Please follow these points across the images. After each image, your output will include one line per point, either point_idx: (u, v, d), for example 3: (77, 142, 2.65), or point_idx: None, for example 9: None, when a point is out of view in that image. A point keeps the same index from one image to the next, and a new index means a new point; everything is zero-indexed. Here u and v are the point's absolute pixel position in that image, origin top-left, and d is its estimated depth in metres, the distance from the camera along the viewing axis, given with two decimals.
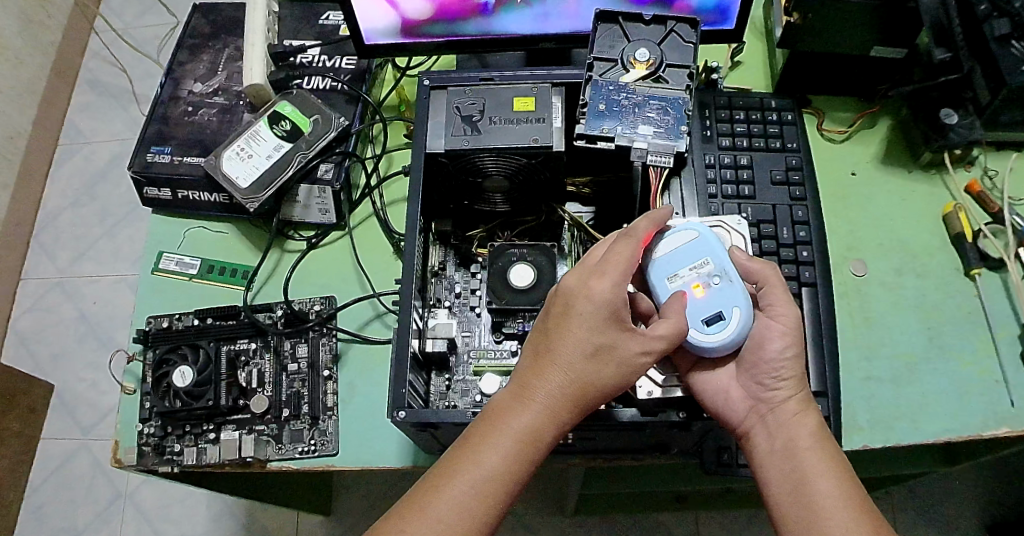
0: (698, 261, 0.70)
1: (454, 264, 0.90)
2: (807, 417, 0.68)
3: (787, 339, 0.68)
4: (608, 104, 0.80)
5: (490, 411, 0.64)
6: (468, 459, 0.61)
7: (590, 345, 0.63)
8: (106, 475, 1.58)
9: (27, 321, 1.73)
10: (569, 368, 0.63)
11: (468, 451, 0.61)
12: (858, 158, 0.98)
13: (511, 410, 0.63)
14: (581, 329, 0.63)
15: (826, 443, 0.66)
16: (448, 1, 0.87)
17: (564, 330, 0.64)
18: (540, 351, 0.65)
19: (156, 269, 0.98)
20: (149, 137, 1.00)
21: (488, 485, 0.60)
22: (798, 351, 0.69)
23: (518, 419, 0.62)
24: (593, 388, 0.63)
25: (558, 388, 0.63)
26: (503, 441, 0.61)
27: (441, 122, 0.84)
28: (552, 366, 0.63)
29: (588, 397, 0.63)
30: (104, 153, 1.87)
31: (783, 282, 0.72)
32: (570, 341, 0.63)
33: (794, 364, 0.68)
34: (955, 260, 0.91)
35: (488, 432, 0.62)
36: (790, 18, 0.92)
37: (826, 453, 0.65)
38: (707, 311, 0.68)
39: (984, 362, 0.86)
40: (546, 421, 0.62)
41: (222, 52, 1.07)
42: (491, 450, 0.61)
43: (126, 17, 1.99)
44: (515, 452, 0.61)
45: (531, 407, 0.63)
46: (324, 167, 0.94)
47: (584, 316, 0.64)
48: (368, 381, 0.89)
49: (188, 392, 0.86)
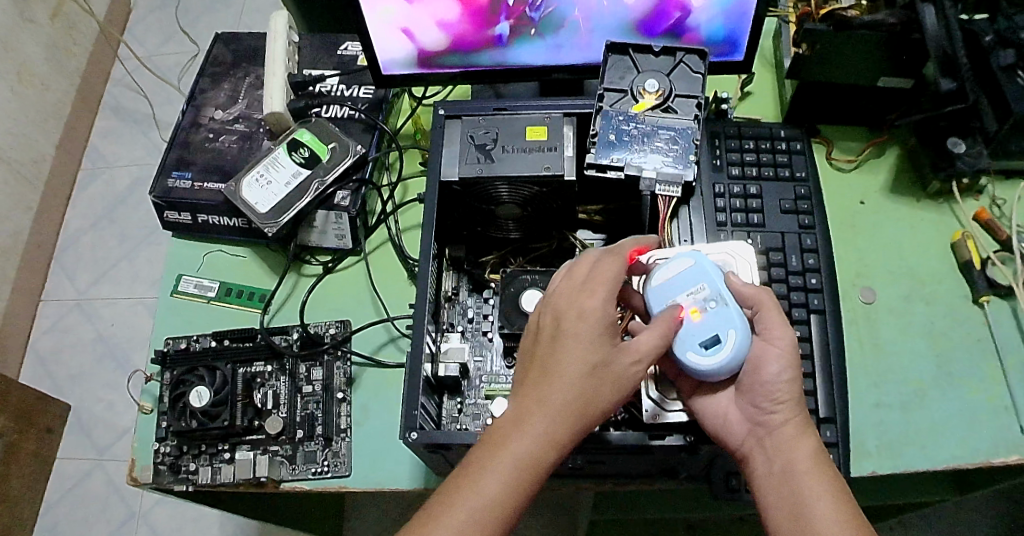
0: (694, 286, 0.71)
1: (467, 290, 0.91)
2: (811, 440, 0.68)
3: (784, 362, 0.69)
4: (617, 135, 0.82)
5: (491, 433, 0.63)
6: (468, 485, 0.59)
7: (587, 356, 0.63)
8: (120, 495, 1.60)
9: (47, 342, 1.76)
10: (566, 382, 0.62)
11: (470, 477, 0.60)
12: (867, 187, 1.00)
13: (508, 432, 0.62)
14: (576, 345, 0.64)
15: (824, 466, 0.66)
16: (464, 33, 0.90)
17: (560, 344, 0.64)
18: (537, 364, 0.65)
19: (175, 291, 1.01)
20: (170, 163, 1.02)
21: (489, 513, 0.58)
22: (795, 373, 0.69)
23: (517, 438, 0.61)
24: (591, 400, 0.62)
25: (557, 402, 0.62)
26: (505, 458, 0.60)
27: (456, 151, 0.86)
28: (551, 381, 0.63)
29: (589, 413, 0.62)
30: (124, 177, 1.91)
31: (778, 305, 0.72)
32: (567, 354, 0.63)
33: (799, 390, 0.69)
34: (964, 288, 0.92)
35: (488, 454, 0.61)
36: (800, 49, 0.93)
37: (825, 477, 0.65)
38: (704, 334, 0.69)
39: (995, 389, 0.86)
40: (545, 442, 0.61)
41: (242, 81, 1.10)
42: (491, 473, 0.59)
43: (149, 45, 2.05)
44: (518, 470, 0.60)
45: (529, 426, 0.61)
46: (340, 194, 0.96)
47: (579, 332, 0.64)
48: (381, 403, 0.91)
49: (204, 411, 0.88)
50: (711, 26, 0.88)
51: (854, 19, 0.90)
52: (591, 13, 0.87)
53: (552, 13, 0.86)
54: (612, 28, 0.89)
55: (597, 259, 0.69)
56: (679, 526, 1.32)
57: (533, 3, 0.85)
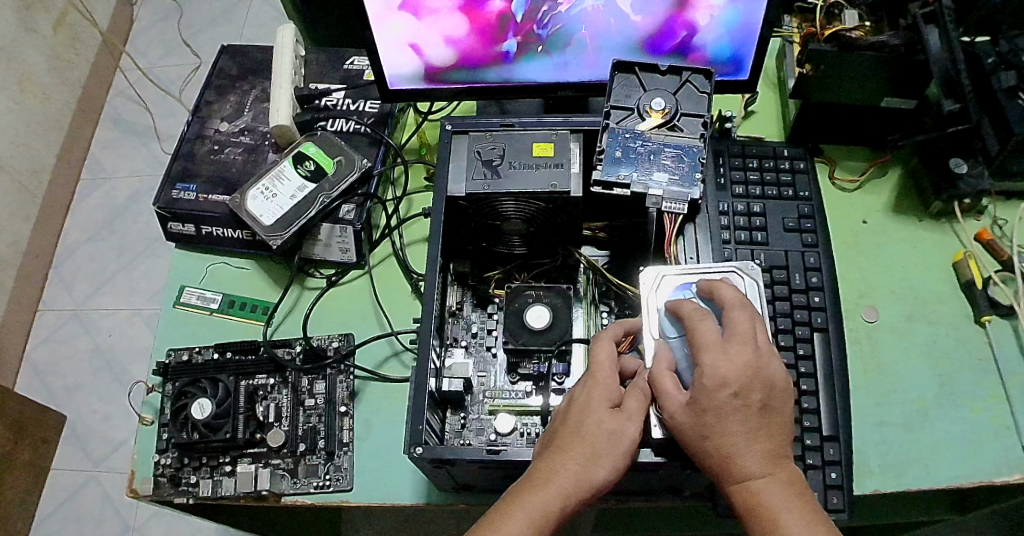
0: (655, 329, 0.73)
1: (471, 305, 0.91)
2: (755, 484, 0.63)
3: (695, 425, 0.64)
4: (624, 152, 0.82)
5: (518, 486, 0.67)
6: (493, 528, 0.63)
7: (607, 425, 0.67)
8: (115, 508, 1.59)
9: (44, 353, 1.75)
10: (585, 444, 0.66)
11: (495, 523, 0.63)
12: (869, 206, 1.00)
13: (530, 486, 0.65)
14: (597, 414, 0.68)
15: (793, 513, 0.62)
16: (471, 50, 0.90)
17: (585, 410, 0.69)
18: (561, 425, 0.70)
19: (178, 302, 1.00)
20: (175, 175, 1.02)
21: None
22: (706, 428, 0.64)
23: (536, 490, 0.65)
24: (605, 464, 0.65)
25: (572, 461, 0.66)
26: (527, 507, 0.64)
27: (462, 165, 0.86)
28: (572, 438, 0.67)
29: (600, 468, 0.65)
30: (125, 188, 1.91)
31: (697, 331, 0.67)
32: (588, 420, 0.68)
33: (721, 443, 0.64)
34: (965, 308, 0.92)
35: (512, 503, 0.65)
36: (805, 69, 0.95)
37: (800, 528, 0.61)
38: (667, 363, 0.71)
39: (995, 409, 0.86)
40: (563, 493, 0.64)
41: (248, 94, 1.10)
42: (513, 520, 0.63)
43: (152, 58, 2.06)
44: (538, 518, 0.63)
45: (548, 478, 0.65)
46: (345, 208, 0.97)
47: (598, 401, 0.69)
48: (384, 418, 0.90)
49: (207, 424, 0.88)
50: (717, 45, 0.89)
51: (858, 40, 0.91)
52: (598, 31, 0.87)
53: (559, 31, 0.87)
54: (618, 46, 0.89)
55: (605, 346, 0.73)
56: None
57: (541, 21, 0.86)
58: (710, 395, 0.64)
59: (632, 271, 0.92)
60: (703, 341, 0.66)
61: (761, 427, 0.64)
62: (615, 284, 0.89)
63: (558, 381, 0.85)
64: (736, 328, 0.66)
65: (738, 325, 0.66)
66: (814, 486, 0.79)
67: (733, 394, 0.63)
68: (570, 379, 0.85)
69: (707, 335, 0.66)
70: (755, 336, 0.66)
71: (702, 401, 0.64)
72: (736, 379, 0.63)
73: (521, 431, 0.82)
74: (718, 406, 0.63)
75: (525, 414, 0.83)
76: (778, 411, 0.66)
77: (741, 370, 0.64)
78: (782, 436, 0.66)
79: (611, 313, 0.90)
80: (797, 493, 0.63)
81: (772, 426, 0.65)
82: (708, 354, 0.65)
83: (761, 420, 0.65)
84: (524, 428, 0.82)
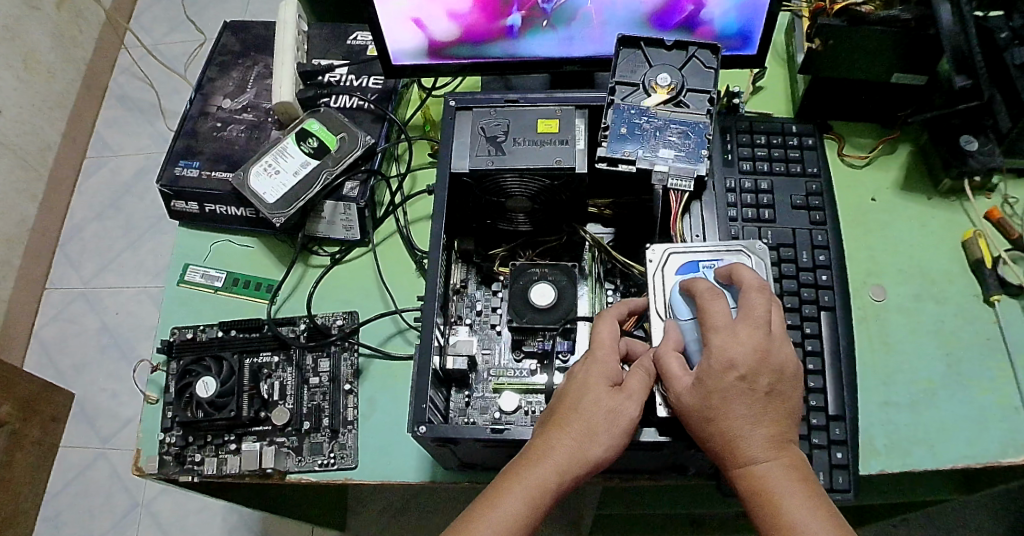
0: (665, 306, 0.72)
1: (475, 282, 0.91)
2: (758, 469, 0.63)
3: (700, 410, 0.64)
4: (629, 128, 0.81)
5: (517, 462, 0.66)
6: (491, 503, 0.63)
7: (606, 402, 0.66)
8: (123, 484, 1.60)
9: (52, 331, 1.75)
10: (583, 419, 0.66)
11: (493, 499, 0.63)
12: (879, 184, 0.99)
13: (529, 463, 0.65)
14: (594, 390, 0.67)
15: (796, 497, 0.61)
16: (475, 24, 0.89)
17: (585, 386, 0.68)
18: (559, 401, 0.69)
19: (182, 280, 1.00)
20: (177, 152, 1.02)
21: (509, 528, 0.62)
22: (712, 412, 0.63)
23: (535, 464, 0.65)
24: (602, 440, 0.65)
25: (571, 437, 0.66)
26: (524, 486, 0.63)
27: (465, 143, 0.85)
28: (569, 415, 0.67)
29: (596, 446, 0.65)
30: (130, 166, 1.90)
31: (710, 312, 0.66)
32: (587, 397, 0.67)
33: (726, 428, 0.63)
34: (974, 288, 0.91)
35: (510, 480, 0.64)
36: (812, 44, 0.93)
37: (802, 512, 0.60)
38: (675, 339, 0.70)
39: (1003, 389, 0.85)
40: (560, 471, 0.64)
41: (251, 70, 1.09)
42: (512, 496, 0.63)
43: (156, 34, 2.04)
44: (534, 495, 0.63)
45: (545, 454, 0.65)
46: (349, 185, 0.96)
47: (596, 380, 0.68)
48: (389, 396, 0.90)
49: (211, 402, 0.87)
50: (725, 20, 0.88)
51: (869, 15, 0.90)
52: (604, 5, 0.86)
53: (564, 5, 0.86)
54: (624, 21, 0.88)
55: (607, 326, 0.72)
56: (684, 520, 1.33)
57: None
58: (717, 377, 0.63)
59: (636, 248, 0.92)
60: (713, 322, 0.65)
61: (768, 411, 0.64)
62: (621, 263, 0.88)
63: (563, 359, 0.84)
64: (750, 312, 0.65)
65: (754, 308, 0.65)
66: (819, 465, 0.79)
67: (741, 377, 0.63)
68: (574, 357, 0.84)
69: (718, 316, 0.65)
70: (768, 321, 0.65)
71: (710, 383, 0.64)
72: (745, 362, 0.63)
73: (526, 409, 0.82)
74: (724, 390, 0.63)
75: (530, 392, 0.83)
76: (783, 394, 0.65)
77: (751, 353, 0.63)
78: (790, 421, 0.66)
79: (616, 291, 0.90)
80: (802, 476, 0.63)
81: (780, 410, 0.65)
82: (718, 335, 0.64)
83: (767, 405, 0.64)
84: (529, 406, 0.82)
